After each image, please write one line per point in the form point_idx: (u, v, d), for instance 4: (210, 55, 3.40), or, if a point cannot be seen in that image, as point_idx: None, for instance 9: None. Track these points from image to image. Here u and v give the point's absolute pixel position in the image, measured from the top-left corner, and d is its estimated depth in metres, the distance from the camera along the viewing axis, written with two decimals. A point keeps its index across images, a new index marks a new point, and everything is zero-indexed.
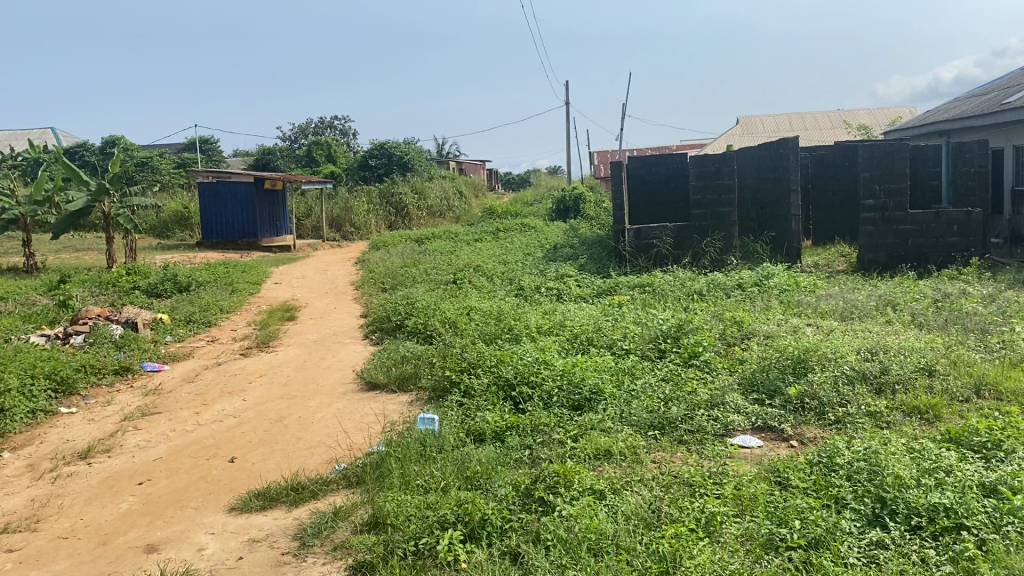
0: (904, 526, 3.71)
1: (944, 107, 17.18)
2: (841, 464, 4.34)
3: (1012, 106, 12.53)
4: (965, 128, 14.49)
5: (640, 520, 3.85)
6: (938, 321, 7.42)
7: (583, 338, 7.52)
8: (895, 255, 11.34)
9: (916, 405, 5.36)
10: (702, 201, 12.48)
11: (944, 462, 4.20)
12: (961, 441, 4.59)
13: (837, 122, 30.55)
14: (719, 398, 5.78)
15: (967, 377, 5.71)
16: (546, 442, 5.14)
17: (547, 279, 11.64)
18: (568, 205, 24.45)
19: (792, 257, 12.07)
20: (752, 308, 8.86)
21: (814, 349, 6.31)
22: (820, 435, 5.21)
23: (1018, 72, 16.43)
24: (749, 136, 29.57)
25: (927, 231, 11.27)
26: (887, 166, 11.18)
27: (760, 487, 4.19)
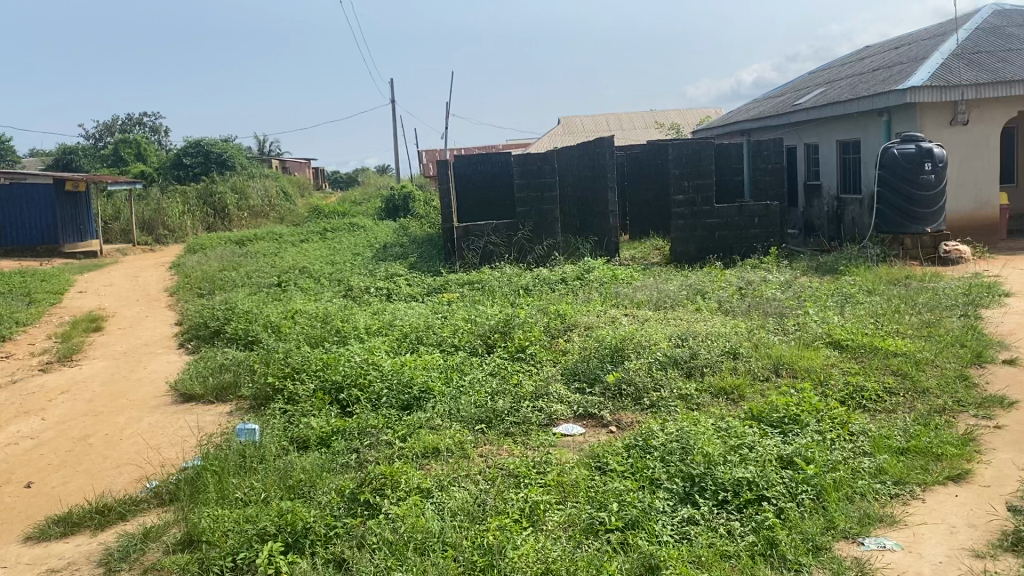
0: (712, 501, 3.94)
1: (745, 109, 18.43)
2: (655, 446, 4.55)
3: (804, 107, 13.58)
4: (764, 127, 15.59)
5: (466, 515, 3.87)
6: (742, 307, 7.95)
7: (411, 337, 7.48)
8: (705, 247, 12.03)
9: (723, 386, 5.72)
10: (526, 199, 12.73)
11: (748, 438, 4.49)
12: (761, 418, 4.92)
13: (650, 123, 32.13)
14: (543, 389, 5.92)
15: (767, 357, 6.14)
16: (372, 445, 5.05)
17: (375, 279, 11.48)
18: (397, 204, 24.30)
19: (611, 251, 12.57)
20: (574, 301, 9.12)
21: (631, 338, 6.58)
22: (636, 419, 5.45)
23: (807, 77, 17.90)
24: (570, 135, 30.51)
25: (732, 224, 12.05)
26: (695, 164, 11.85)
27: (581, 473, 4.33)
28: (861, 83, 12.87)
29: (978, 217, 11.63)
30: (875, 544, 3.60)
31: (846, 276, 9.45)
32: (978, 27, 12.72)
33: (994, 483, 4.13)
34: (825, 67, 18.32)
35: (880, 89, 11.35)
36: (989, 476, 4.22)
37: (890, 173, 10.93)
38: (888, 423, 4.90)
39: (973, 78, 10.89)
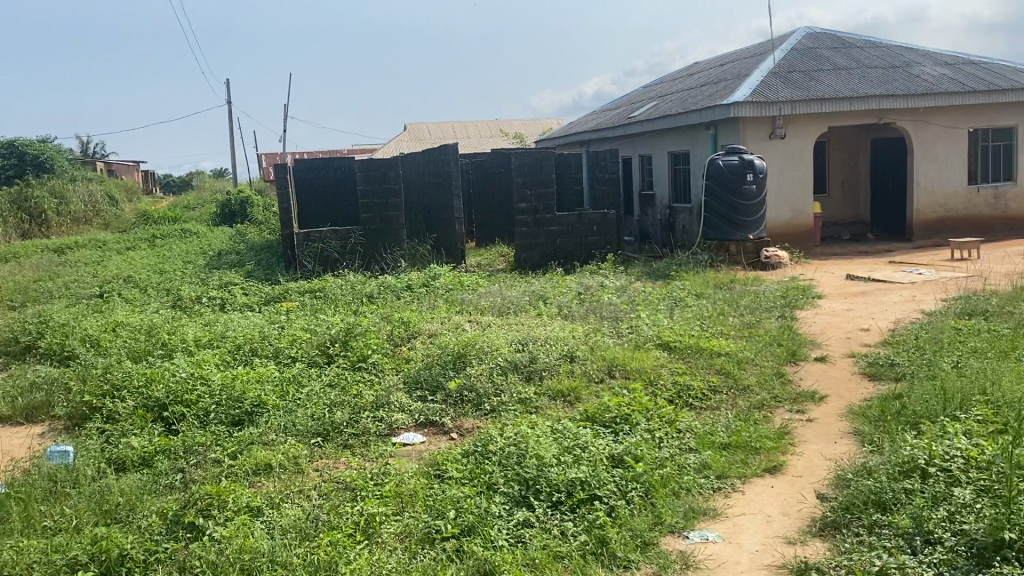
0: (546, 503, 4.00)
1: (584, 120, 19.00)
2: (493, 451, 4.58)
3: (638, 120, 14.15)
4: (601, 137, 16.12)
5: (297, 532, 3.75)
6: (581, 312, 8.16)
7: (246, 349, 7.19)
8: (547, 253, 12.28)
9: (561, 389, 5.84)
10: (369, 205, 12.57)
11: (582, 439, 4.60)
12: (595, 418, 5.06)
13: (496, 132, 32.56)
14: (383, 399, 5.84)
15: (603, 360, 6.32)
16: (200, 463, 4.81)
17: (210, 289, 10.98)
18: (235, 210, 23.39)
19: (456, 258, 12.60)
20: (417, 308, 9.07)
21: (472, 344, 6.61)
22: (477, 425, 5.48)
23: (641, 92, 18.67)
24: (416, 141, 30.42)
25: (572, 231, 12.36)
26: (536, 173, 12.09)
27: (419, 482, 4.30)
28: (690, 97, 13.56)
29: (795, 225, 12.46)
30: (698, 537, 3.77)
31: (678, 281, 9.91)
32: (792, 48, 13.68)
33: (805, 472, 4.42)
34: (659, 81, 19.19)
35: (707, 104, 11.99)
36: (801, 466, 4.51)
37: (717, 184, 11.51)
38: (712, 420, 5.16)
39: (788, 95, 11.69)
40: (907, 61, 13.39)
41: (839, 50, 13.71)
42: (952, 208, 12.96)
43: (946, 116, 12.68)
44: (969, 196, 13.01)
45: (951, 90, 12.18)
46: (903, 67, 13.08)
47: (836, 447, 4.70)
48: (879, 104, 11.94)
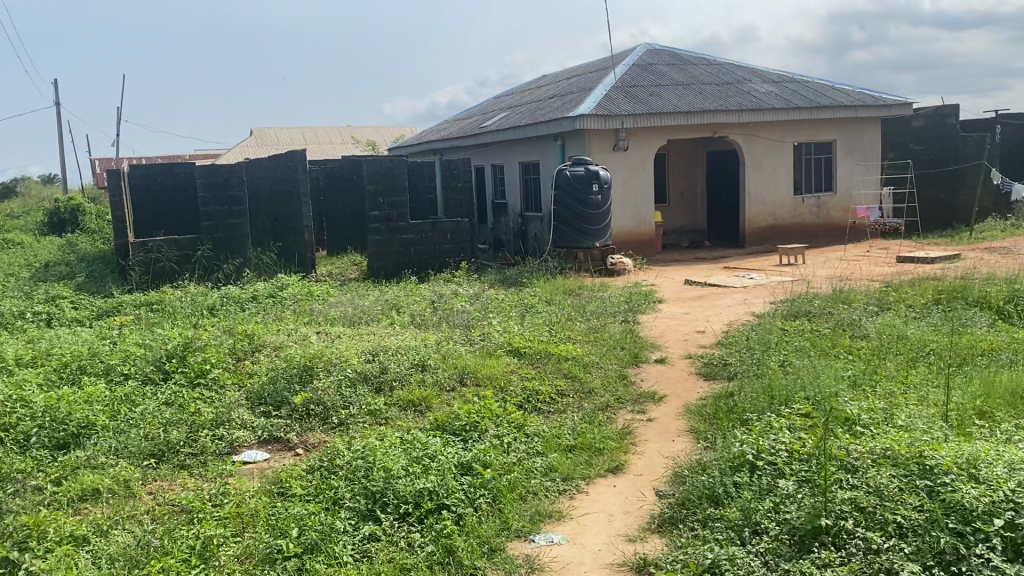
0: (394, 515, 3.96)
1: (437, 129, 19.05)
2: (340, 465, 4.49)
3: (490, 129, 14.31)
4: (454, 146, 16.21)
5: (126, 561, 3.53)
6: (433, 320, 8.15)
7: (73, 367, 6.72)
8: (400, 262, 12.18)
9: (410, 399, 5.80)
10: (212, 213, 12.07)
11: (430, 448, 4.58)
12: (445, 427, 5.05)
13: (347, 138, 32.09)
14: (225, 415, 5.61)
15: (453, 368, 6.32)
16: (18, 492, 4.45)
17: (33, 303, 10.20)
18: (64, 218, 21.88)
19: (306, 267, 12.29)
20: (264, 319, 8.78)
21: (319, 356, 6.46)
22: (324, 439, 5.35)
23: (493, 101, 18.92)
24: (264, 147, 29.52)
25: (425, 239, 12.33)
26: (388, 181, 11.99)
27: (261, 501, 4.15)
28: (538, 109, 13.84)
29: (638, 232, 12.94)
30: (544, 540, 3.84)
31: (528, 288, 10.07)
32: (635, 63, 14.23)
33: (646, 470, 4.58)
34: (509, 92, 19.48)
35: (555, 115, 12.28)
36: (641, 464, 4.67)
37: (567, 195, 11.78)
38: (559, 423, 5.26)
39: (630, 109, 12.15)
40: (738, 79, 14.20)
41: (677, 67, 14.37)
42: (779, 217, 13.85)
43: (774, 130, 13.54)
44: (794, 205, 13.94)
45: (778, 107, 13.01)
46: (734, 84, 13.86)
47: (674, 445, 4.90)
48: (713, 118, 12.60)
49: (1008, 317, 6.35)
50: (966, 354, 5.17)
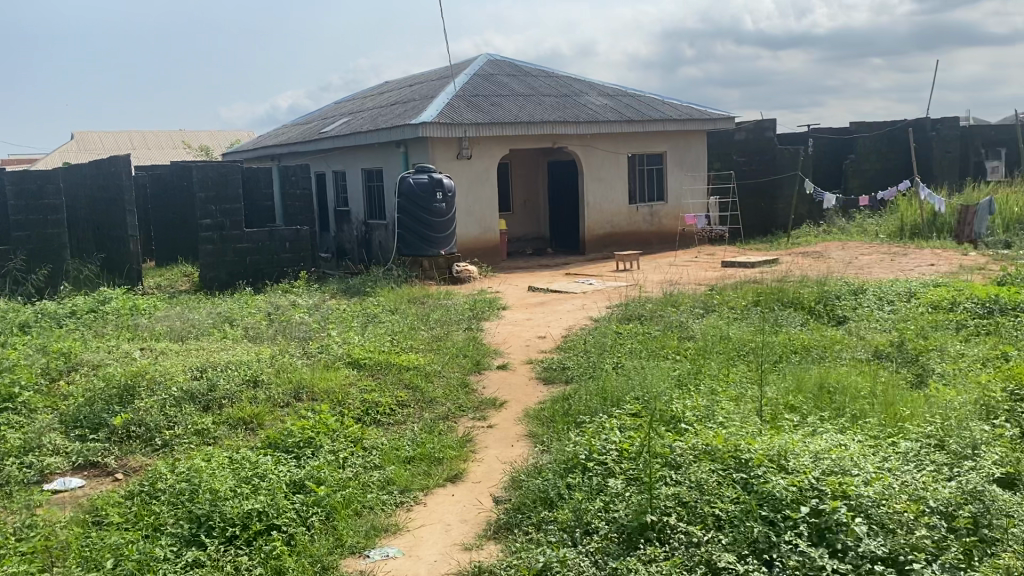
0: (219, 539, 3.77)
1: (275, 134, 18.48)
2: (163, 489, 4.24)
3: (330, 135, 14.02)
4: (293, 152, 15.77)
5: None
6: (269, 333, 7.86)
7: None
8: (235, 272, 11.69)
9: (241, 417, 5.56)
10: (23, 222, 11.16)
11: (261, 467, 4.39)
12: (277, 444, 4.86)
13: (179, 143, 30.63)
14: (34, 442, 5.18)
15: (288, 382, 6.11)
16: None
17: None
18: None
19: (132, 279, 11.56)
20: (83, 337, 8.19)
21: (142, 374, 6.08)
22: (146, 462, 5.04)
23: (333, 107, 18.57)
24: (86, 153, 27.69)
25: (262, 248, 11.87)
26: (220, 188, 11.52)
27: (72, 532, 3.85)
28: (379, 116, 13.70)
29: (482, 240, 13.01)
30: (379, 555, 3.77)
31: (370, 297, 9.92)
32: (475, 73, 14.34)
33: (484, 477, 4.59)
34: (349, 99, 19.19)
35: (395, 122, 12.18)
36: (480, 471, 4.67)
37: (409, 202, 11.66)
38: (398, 435, 5.19)
39: (471, 118, 12.23)
40: (575, 91, 14.61)
41: (517, 77, 14.62)
42: (617, 224, 14.32)
43: (609, 141, 14.00)
44: (630, 213, 14.46)
45: (612, 119, 13.48)
46: (572, 96, 14.25)
47: (512, 450, 4.92)
48: (553, 128, 12.89)
49: (819, 316, 6.83)
50: (781, 351, 5.51)
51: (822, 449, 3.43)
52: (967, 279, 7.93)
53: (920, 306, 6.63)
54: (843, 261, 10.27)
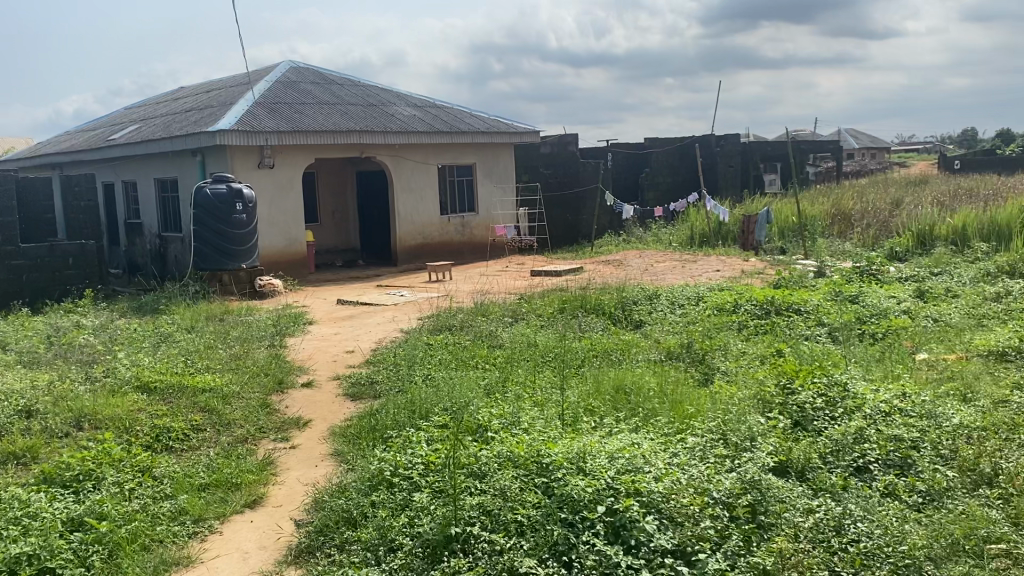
0: None
1: (55, 141, 17.04)
2: None
3: (118, 143, 13.09)
4: (77, 160, 14.60)
5: None
6: (47, 358, 7.18)
7: None
8: (9, 292, 10.63)
9: (11, 451, 5.03)
10: None
11: (32, 506, 3.97)
12: (52, 479, 4.42)
13: None
14: None
15: (68, 411, 5.59)
16: None
17: None
18: None
19: None
20: None
21: None
22: None
23: (122, 114, 17.38)
24: None
25: (41, 265, 10.87)
26: None
27: None
28: (173, 123, 12.95)
29: (288, 253, 12.58)
30: None
31: (166, 315, 9.33)
32: (277, 80, 13.89)
33: (285, 501, 4.40)
34: (141, 104, 18.03)
35: (192, 130, 11.55)
36: (281, 495, 4.48)
37: (206, 213, 11.06)
38: (192, 461, 4.87)
39: (274, 126, 11.82)
40: (381, 101, 14.48)
41: (321, 86, 14.30)
42: (428, 235, 14.32)
43: (417, 152, 13.98)
44: (440, 225, 14.52)
45: (420, 130, 13.48)
46: (378, 106, 14.12)
47: (316, 470, 4.74)
48: (360, 139, 12.71)
49: (619, 321, 7.12)
50: (583, 356, 5.68)
51: (616, 449, 3.53)
52: (749, 283, 8.58)
53: (708, 308, 7.09)
54: (641, 268, 10.82)
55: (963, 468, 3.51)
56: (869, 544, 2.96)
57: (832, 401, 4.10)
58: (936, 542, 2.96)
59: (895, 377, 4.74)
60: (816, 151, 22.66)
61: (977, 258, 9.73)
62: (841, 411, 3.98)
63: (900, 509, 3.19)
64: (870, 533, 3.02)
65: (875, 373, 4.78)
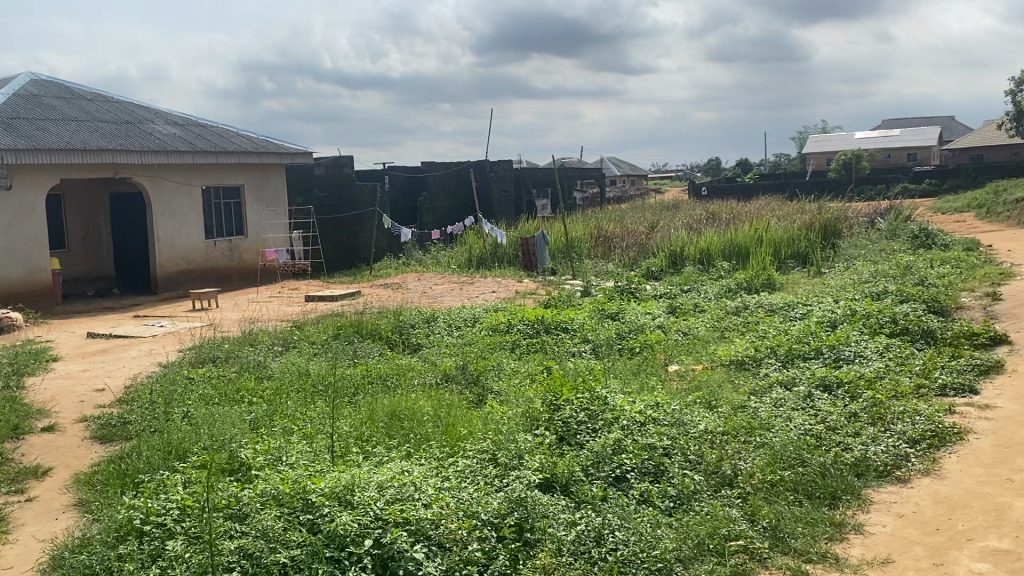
0: None
1: None
2: None
3: None
4: None
5: None
6: None
7: None
8: None
9: None
10: None
11: None
12: None
13: None
14: None
15: None
16: None
17: None
18: None
19: None
20: None
21: None
22: None
23: None
24: None
25: None
26: None
27: None
28: None
29: (30, 282, 11.38)
30: None
31: None
32: (14, 92, 12.59)
33: (18, 561, 3.91)
34: None
35: None
36: (12, 555, 3.97)
37: None
38: None
39: (11, 143, 10.69)
40: (138, 119, 13.56)
41: (68, 101, 13.14)
42: (192, 261, 13.53)
43: (179, 173, 13.20)
44: (206, 249, 13.76)
45: (181, 149, 12.75)
46: (134, 124, 13.20)
47: (56, 523, 4.27)
48: (113, 159, 11.80)
49: (394, 345, 7.07)
50: (356, 383, 5.55)
51: (385, 479, 3.45)
52: (521, 303, 8.85)
53: (482, 329, 7.20)
54: (418, 291, 10.83)
55: (708, 472, 3.79)
56: (625, 551, 3.10)
57: (594, 415, 4.28)
58: (684, 544, 3.19)
59: (650, 389, 5.05)
60: (582, 177, 23.95)
61: (720, 275, 10.67)
62: (602, 424, 4.17)
63: (654, 514, 3.39)
64: (626, 540, 3.17)
65: (632, 386, 5.06)
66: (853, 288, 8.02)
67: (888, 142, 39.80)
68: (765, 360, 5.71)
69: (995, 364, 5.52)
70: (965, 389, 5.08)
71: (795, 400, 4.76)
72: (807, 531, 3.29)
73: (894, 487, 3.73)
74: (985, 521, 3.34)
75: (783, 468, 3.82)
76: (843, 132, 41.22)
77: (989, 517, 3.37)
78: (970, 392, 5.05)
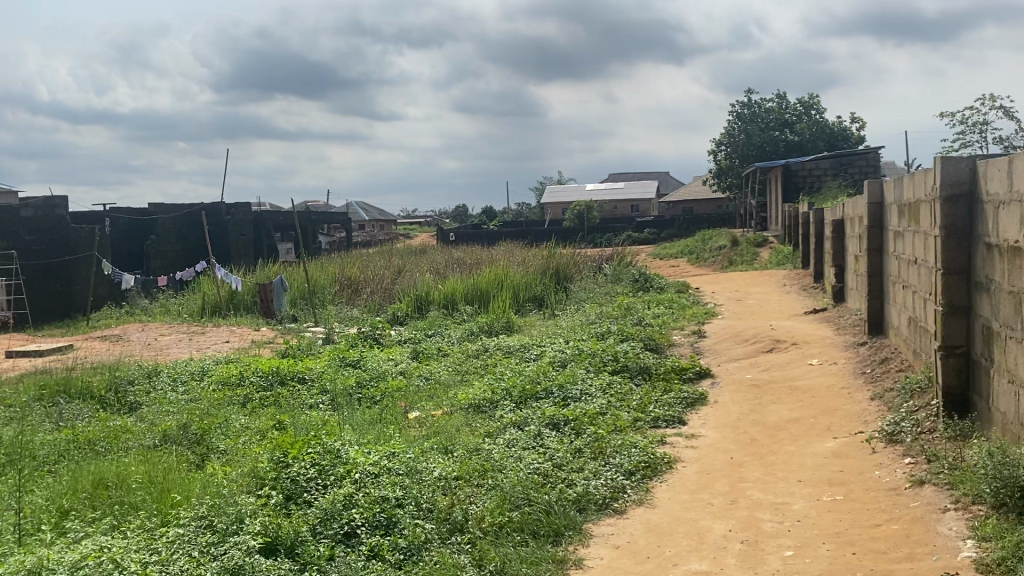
0: None
1: None
2: None
3: None
4: None
5: None
6: None
7: None
8: None
9: None
10: None
11: None
12: None
13: None
14: None
15: None
16: None
17: None
18: None
19: None
20: None
21: None
22: None
23: None
24: None
25: None
26: None
27: None
28: None
29: None
30: None
31: None
32: None
33: None
34: None
35: None
36: None
37: None
38: None
39: None
40: None
41: None
42: None
43: None
44: None
45: None
46: None
47: None
48: None
49: (109, 404, 6.44)
50: (57, 450, 4.97)
51: (79, 558, 3.09)
52: (256, 353, 8.46)
53: (212, 384, 6.76)
54: (142, 343, 10.02)
55: (439, 519, 3.79)
56: None
57: (325, 470, 4.13)
58: None
59: (387, 438, 4.99)
60: (327, 221, 23.62)
61: (462, 319, 10.91)
62: (333, 479, 4.03)
63: (383, 569, 3.31)
64: None
65: (368, 436, 4.96)
66: (581, 329, 8.51)
67: (614, 194, 43.12)
68: (500, 402, 5.86)
69: (699, 397, 6.07)
70: (674, 420, 5.53)
71: (526, 440, 4.92)
72: (532, 571, 3.38)
73: (611, 520, 3.94)
74: (689, 545, 3.62)
75: (512, 509, 3.91)
76: (576, 184, 44.15)
77: (692, 542, 3.66)
78: (678, 423, 5.51)
